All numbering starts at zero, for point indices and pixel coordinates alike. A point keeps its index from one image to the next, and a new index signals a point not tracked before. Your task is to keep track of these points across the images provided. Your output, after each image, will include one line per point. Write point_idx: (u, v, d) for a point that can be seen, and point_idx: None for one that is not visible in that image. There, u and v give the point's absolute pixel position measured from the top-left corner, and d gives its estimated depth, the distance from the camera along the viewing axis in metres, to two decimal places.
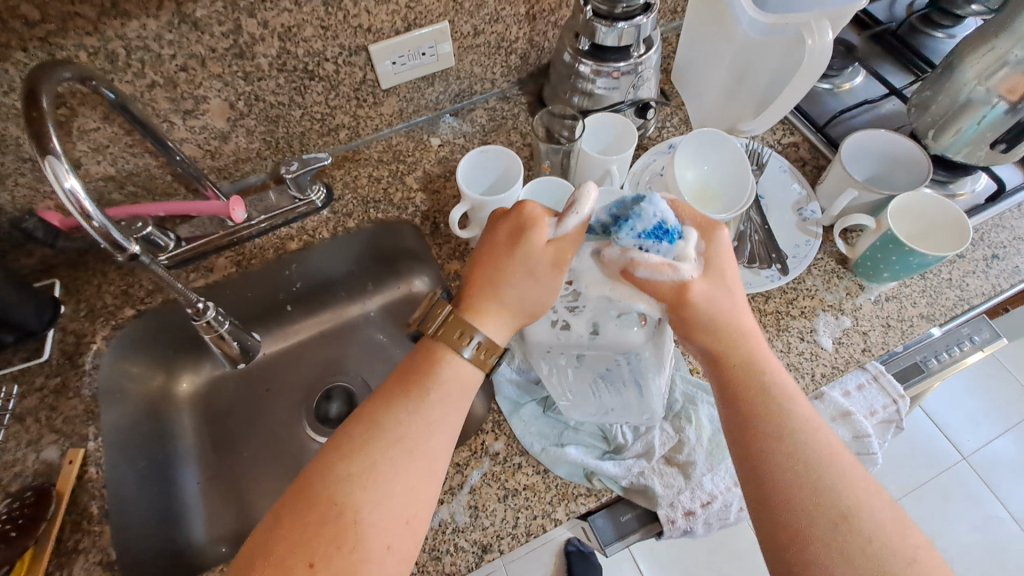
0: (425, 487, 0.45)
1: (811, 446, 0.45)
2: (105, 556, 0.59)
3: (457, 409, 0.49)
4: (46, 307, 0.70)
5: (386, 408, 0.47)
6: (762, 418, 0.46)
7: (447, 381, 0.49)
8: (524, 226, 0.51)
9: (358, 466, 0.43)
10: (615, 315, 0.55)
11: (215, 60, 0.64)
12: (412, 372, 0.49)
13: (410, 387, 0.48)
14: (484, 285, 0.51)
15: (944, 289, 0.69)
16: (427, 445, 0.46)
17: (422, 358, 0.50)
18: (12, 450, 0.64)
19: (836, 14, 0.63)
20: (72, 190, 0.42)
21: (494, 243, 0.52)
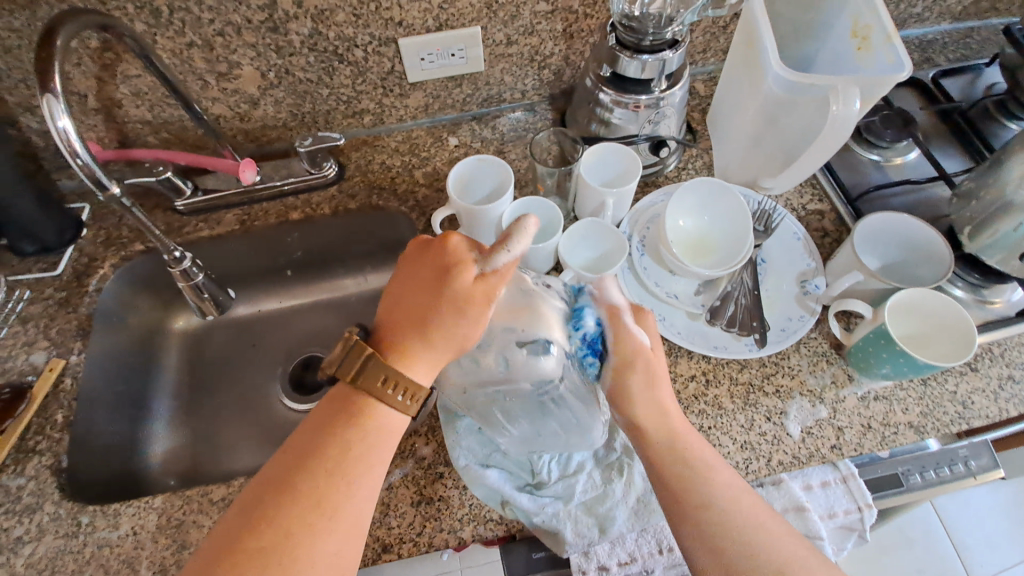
0: (348, 540, 0.45)
1: (732, 507, 0.48)
2: (54, 461, 0.64)
3: (382, 459, 0.48)
4: (69, 227, 0.78)
5: (303, 461, 0.45)
6: (689, 477, 0.49)
7: (372, 432, 0.47)
8: (449, 261, 0.51)
9: (274, 531, 0.43)
10: (524, 348, 0.52)
11: (251, 30, 0.68)
12: (332, 424, 0.47)
13: (330, 445, 0.46)
14: (409, 321, 0.50)
15: (944, 402, 0.63)
16: (350, 502, 0.45)
17: (343, 408, 0.48)
18: (10, 347, 0.71)
19: (875, 83, 0.60)
20: (62, 129, 0.50)
21: (421, 278, 0.51)
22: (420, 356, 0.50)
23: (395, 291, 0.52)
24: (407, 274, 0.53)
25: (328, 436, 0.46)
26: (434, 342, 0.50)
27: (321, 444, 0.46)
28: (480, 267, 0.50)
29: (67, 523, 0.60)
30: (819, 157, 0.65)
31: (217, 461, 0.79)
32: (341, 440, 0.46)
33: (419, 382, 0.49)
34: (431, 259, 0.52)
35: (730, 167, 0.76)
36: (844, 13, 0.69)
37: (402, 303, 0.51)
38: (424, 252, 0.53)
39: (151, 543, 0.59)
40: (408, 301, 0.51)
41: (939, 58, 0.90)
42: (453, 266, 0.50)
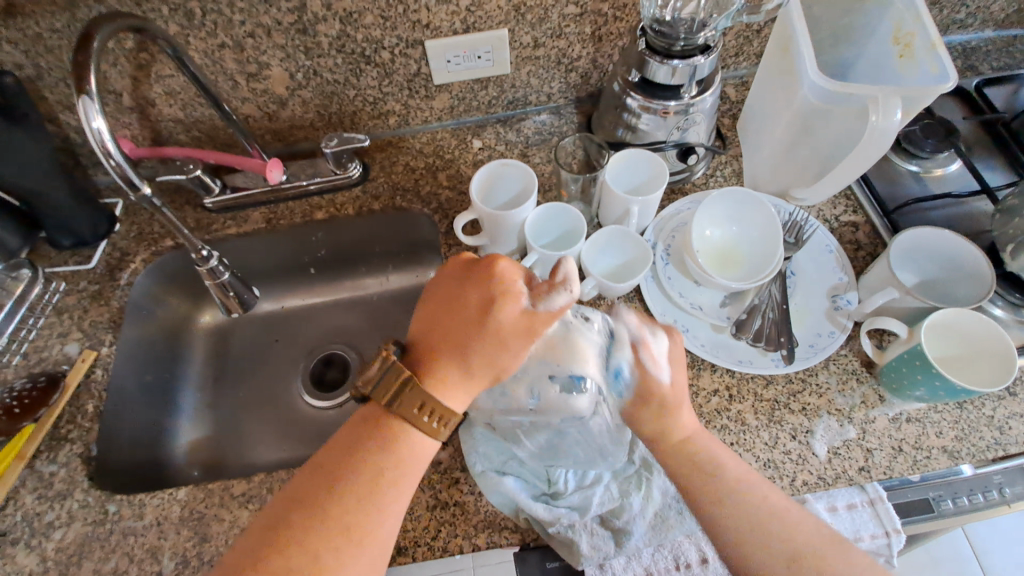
0: (372, 565, 0.46)
1: (756, 505, 0.49)
2: (85, 450, 0.66)
3: (409, 488, 0.49)
4: (103, 222, 0.80)
5: (336, 480, 0.47)
6: (705, 480, 0.51)
7: (403, 458, 0.49)
8: (496, 292, 0.52)
9: (303, 550, 0.44)
10: (555, 383, 0.54)
11: (280, 32, 0.69)
12: (366, 446, 0.49)
13: (363, 467, 0.47)
14: (451, 347, 0.51)
15: (981, 427, 0.60)
16: (377, 528, 0.46)
17: (376, 429, 0.49)
18: (46, 337, 0.74)
19: (918, 94, 0.57)
20: (97, 130, 0.51)
21: (465, 306, 0.52)
22: (458, 384, 0.51)
23: (437, 312, 0.54)
24: (448, 295, 0.54)
25: (363, 457, 0.48)
26: (473, 372, 0.51)
27: (355, 464, 0.48)
28: (529, 303, 0.52)
29: (95, 511, 0.62)
30: (855, 169, 0.63)
31: (240, 453, 0.80)
32: (374, 464, 0.48)
33: (452, 408, 0.51)
34: (476, 287, 0.53)
35: (760, 176, 0.74)
36: (886, 18, 0.67)
37: (442, 326, 0.53)
38: (469, 278, 0.54)
39: (174, 534, 0.60)
40: (449, 325, 0.52)
41: (984, 66, 0.86)
42: (499, 298, 0.51)
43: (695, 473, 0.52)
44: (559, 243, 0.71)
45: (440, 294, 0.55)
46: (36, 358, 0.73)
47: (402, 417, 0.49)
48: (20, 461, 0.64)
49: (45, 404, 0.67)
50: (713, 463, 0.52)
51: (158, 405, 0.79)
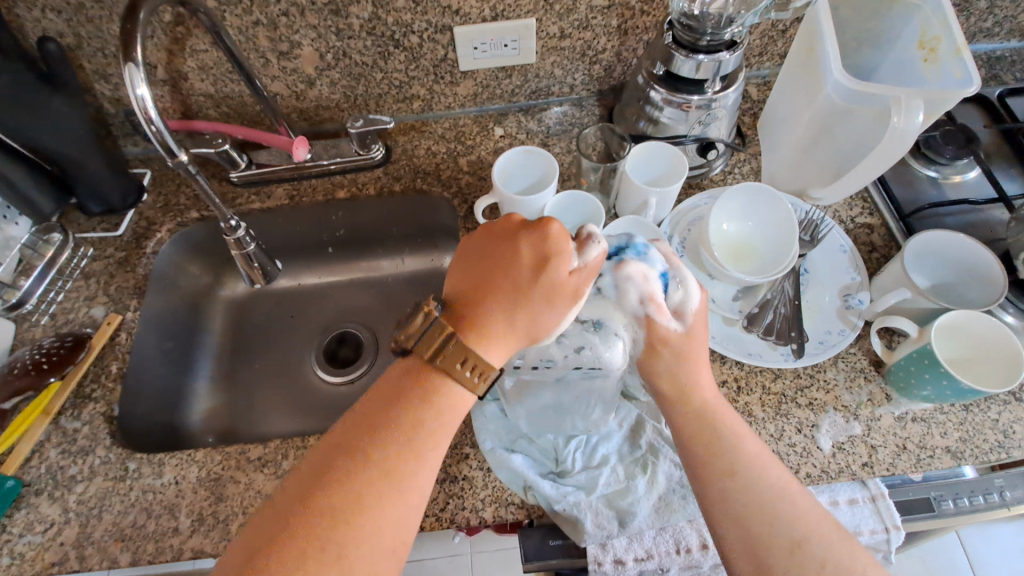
0: (408, 515, 0.45)
1: (757, 480, 0.47)
2: (107, 410, 0.69)
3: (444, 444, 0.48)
4: (131, 191, 0.82)
5: (382, 428, 0.46)
6: (715, 455, 0.49)
7: (440, 414, 0.48)
8: (551, 251, 0.49)
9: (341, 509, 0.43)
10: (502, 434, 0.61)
11: (314, 12, 0.71)
12: (398, 403, 0.48)
13: (385, 429, 0.46)
14: (499, 305, 0.49)
15: (986, 430, 0.61)
16: (415, 478, 0.46)
17: (412, 383, 0.49)
18: (74, 300, 0.76)
19: (942, 96, 0.58)
20: (141, 98, 0.52)
21: (513, 264, 0.50)
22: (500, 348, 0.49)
23: (489, 279, 0.50)
24: (491, 246, 0.52)
25: (384, 422, 0.47)
26: (530, 338, 0.50)
27: (395, 420, 0.47)
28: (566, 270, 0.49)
29: (116, 467, 0.64)
30: (873, 170, 0.63)
31: (254, 423, 0.82)
32: (396, 421, 0.47)
33: (493, 364, 0.49)
34: (528, 242, 0.50)
35: (778, 175, 0.75)
36: (913, 22, 0.67)
37: (494, 281, 0.50)
38: (522, 237, 0.50)
39: (191, 493, 0.62)
40: (494, 292, 0.49)
41: (1008, 77, 0.86)
42: (545, 254, 0.49)
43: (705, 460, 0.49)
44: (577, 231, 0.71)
45: (488, 253, 0.51)
46: (64, 319, 0.75)
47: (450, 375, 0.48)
48: (46, 416, 0.67)
49: (72, 362, 0.69)
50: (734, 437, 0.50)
51: (177, 372, 0.81)
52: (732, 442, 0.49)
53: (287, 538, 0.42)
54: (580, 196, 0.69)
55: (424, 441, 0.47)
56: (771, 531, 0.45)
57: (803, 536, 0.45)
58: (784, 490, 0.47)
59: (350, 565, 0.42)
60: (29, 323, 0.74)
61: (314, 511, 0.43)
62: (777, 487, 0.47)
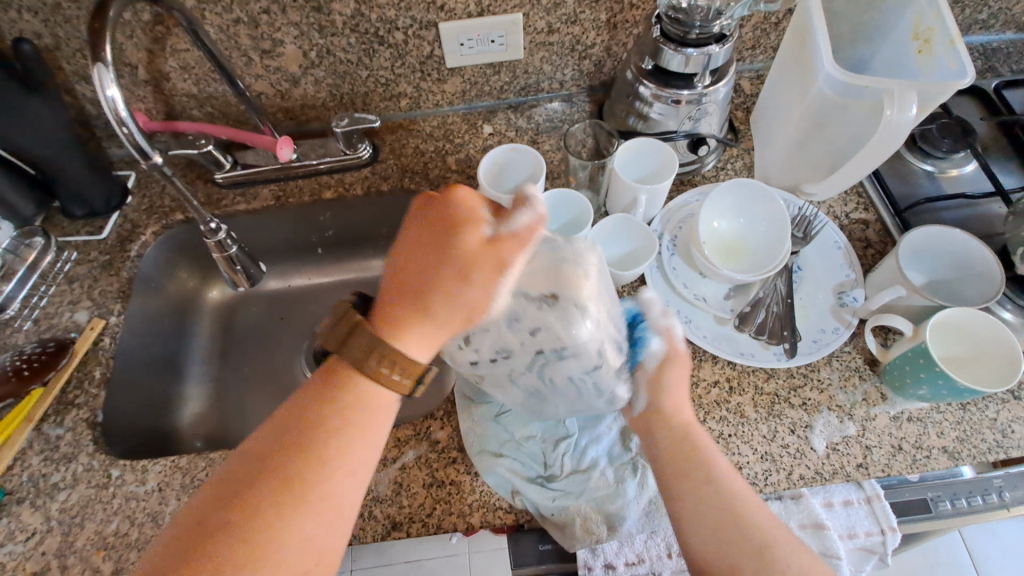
0: (325, 528, 0.44)
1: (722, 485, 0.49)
2: (91, 416, 0.68)
3: (365, 442, 0.47)
4: (115, 194, 0.81)
5: (288, 444, 0.45)
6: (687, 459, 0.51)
7: (353, 418, 0.47)
8: (456, 219, 0.50)
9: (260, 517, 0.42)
10: (485, 443, 0.60)
11: (295, 9, 0.69)
12: (308, 407, 0.47)
13: (296, 435, 0.45)
14: (411, 286, 0.49)
15: (984, 429, 0.60)
16: (329, 488, 0.45)
17: (323, 387, 0.48)
18: (57, 304, 0.75)
19: (936, 89, 0.56)
20: (112, 99, 0.51)
21: (422, 235, 0.51)
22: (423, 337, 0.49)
23: (404, 255, 0.51)
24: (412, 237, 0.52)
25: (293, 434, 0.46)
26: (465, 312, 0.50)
27: (304, 429, 0.46)
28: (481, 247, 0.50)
29: (99, 475, 0.63)
30: (867, 164, 0.62)
31: (242, 428, 0.81)
32: (305, 432, 0.46)
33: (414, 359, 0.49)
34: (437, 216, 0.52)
35: (770, 171, 0.73)
36: (906, 14, 0.66)
37: (416, 258, 0.50)
38: (431, 210, 0.52)
39: (175, 501, 0.61)
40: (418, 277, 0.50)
41: (1006, 68, 0.85)
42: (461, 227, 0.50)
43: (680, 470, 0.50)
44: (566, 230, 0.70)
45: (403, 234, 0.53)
46: (47, 324, 0.74)
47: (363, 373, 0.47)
48: (28, 423, 0.66)
49: (54, 368, 0.68)
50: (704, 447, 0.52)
51: (164, 377, 0.80)
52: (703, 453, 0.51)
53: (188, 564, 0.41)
54: (568, 194, 0.68)
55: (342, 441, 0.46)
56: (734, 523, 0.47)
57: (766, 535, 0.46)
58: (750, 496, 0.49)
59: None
60: (11, 328, 0.73)
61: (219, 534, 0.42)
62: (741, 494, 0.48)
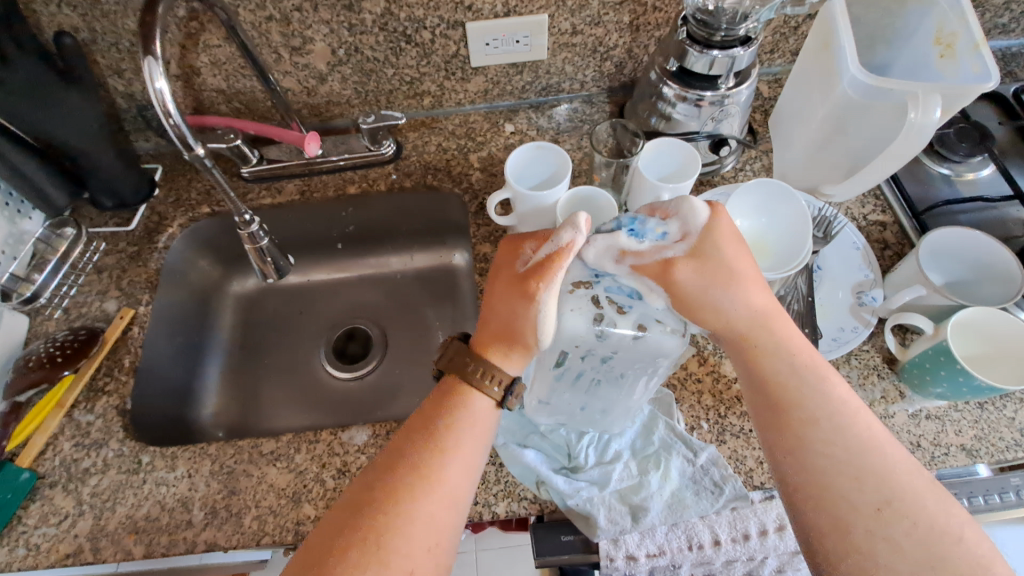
0: (442, 514, 0.47)
1: (838, 418, 0.47)
2: (121, 403, 0.69)
3: (477, 448, 0.51)
4: (143, 185, 0.83)
5: (420, 436, 0.50)
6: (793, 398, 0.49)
7: (468, 417, 0.51)
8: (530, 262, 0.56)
9: (385, 507, 0.46)
10: (512, 438, 0.61)
11: (327, 7, 0.71)
12: (432, 412, 0.52)
13: (422, 433, 0.50)
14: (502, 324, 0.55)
15: (1001, 427, 0.61)
16: (446, 477, 0.48)
17: (444, 395, 0.53)
18: (86, 293, 0.77)
19: (960, 92, 0.58)
20: (160, 91, 0.52)
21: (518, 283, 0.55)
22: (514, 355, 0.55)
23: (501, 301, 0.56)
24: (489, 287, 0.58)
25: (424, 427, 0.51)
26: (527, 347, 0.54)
27: (429, 428, 0.50)
28: (522, 265, 0.56)
29: (129, 460, 0.64)
30: (890, 166, 0.63)
31: (264, 418, 0.82)
32: (433, 426, 0.51)
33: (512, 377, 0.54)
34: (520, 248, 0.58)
35: (790, 171, 0.74)
36: (928, 18, 0.67)
37: (504, 314, 0.55)
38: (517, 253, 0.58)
39: (205, 487, 0.62)
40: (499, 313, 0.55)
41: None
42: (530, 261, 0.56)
43: (778, 406, 0.49)
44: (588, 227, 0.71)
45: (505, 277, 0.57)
46: (76, 313, 0.75)
47: (466, 380, 0.53)
48: (60, 409, 0.67)
49: (85, 356, 0.70)
50: (816, 384, 0.49)
51: (189, 367, 0.81)
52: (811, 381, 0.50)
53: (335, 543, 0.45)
54: (592, 190, 0.69)
55: (458, 443, 0.50)
56: (852, 478, 0.45)
57: (890, 495, 0.44)
58: (874, 444, 0.46)
59: (393, 555, 0.44)
60: (42, 317, 0.75)
61: (359, 510, 0.46)
62: (862, 441, 0.46)
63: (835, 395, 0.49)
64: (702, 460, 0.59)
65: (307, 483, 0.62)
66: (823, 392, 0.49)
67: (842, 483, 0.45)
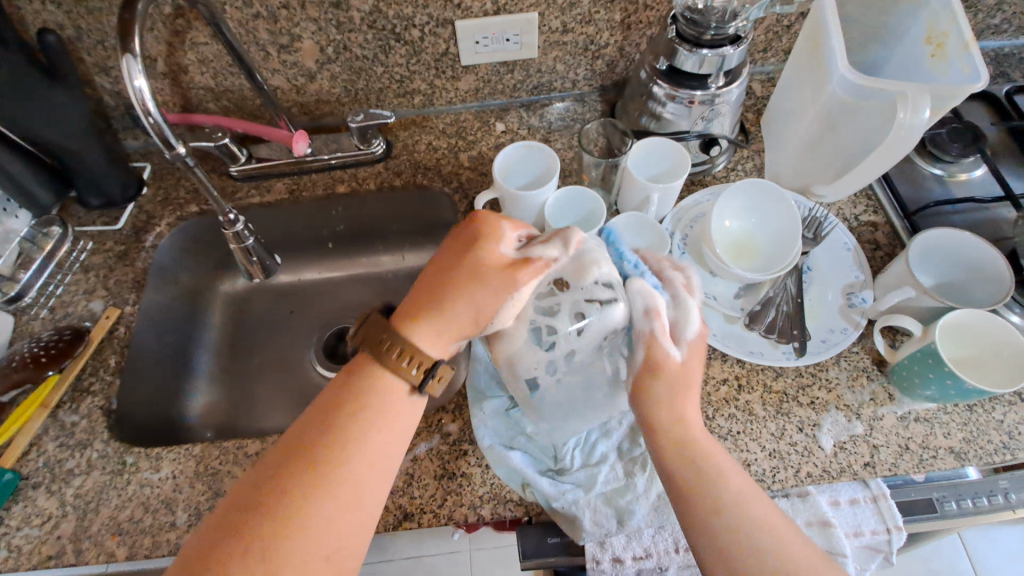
0: (344, 510, 0.46)
1: (736, 507, 0.48)
2: (106, 404, 0.68)
3: (385, 432, 0.50)
4: (131, 184, 0.82)
5: (323, 426, 0.49)
6: (704, 490, 0.49)
7: (380, 401, 0.51)
8: (481, 238, 0.55)
9: (304, 480, 0.46)
10: (500, 441, 0.61)
11: (314, 5, 0.70)
12: (338, 398, 0.50)
13: (325, 422, 0.49)
14: (436, 295, 0.54)
15: (990, 430, 0.60)
16: (349, 468, 0.47)
17: (352, 379, 0.52)
18: (73, 292, 0.76)
19: (950, 92, 0.57)
20: (139, 89, 0.52)
21: (457, 264, 0.55)
22: (442, 337, 0.54)
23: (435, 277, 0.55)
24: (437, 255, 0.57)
25: (330, 417, 0.49)
26: (471, 324, 0.54)
27: (334, 416, 0.49)
28: (472, 252, 0.55)
29: (113, 461, 0.64)
30: (879, 166, 0.62)
31: (253, 418, 0.82)
32: (339, 413, 0.49)
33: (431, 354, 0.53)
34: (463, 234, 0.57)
35: (781, 171, 0.74)
36: (919, 17, 0.66)
37: (445, 292, 0.54)
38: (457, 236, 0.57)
39: (189, 488, 0.62)
40: (438, 283, 0.54)
41: (1016, 74, 0.85)
42: (482, 241, 0.55)
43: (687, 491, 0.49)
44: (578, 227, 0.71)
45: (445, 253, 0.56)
46: (63, 313, 0.75)
47: (383, 365, 0.52)
48: (44, 410, 0.66)
49: (71, 355, 0.70)
50: (715, 471, 0.49)
51: (176, 367, 0.81)
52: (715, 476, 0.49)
53: (218, 549, 0.43)
54: (581, 189, 0.69)
55: (362, 431, 0.49)
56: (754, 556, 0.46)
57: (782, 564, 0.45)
58: (767, 523, 0.47)
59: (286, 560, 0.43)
60: (28, 316, 0.74)
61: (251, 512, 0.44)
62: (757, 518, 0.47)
63: (732, 487, 0.49)
64: None
65: None
66: (717, 476, 0.49)
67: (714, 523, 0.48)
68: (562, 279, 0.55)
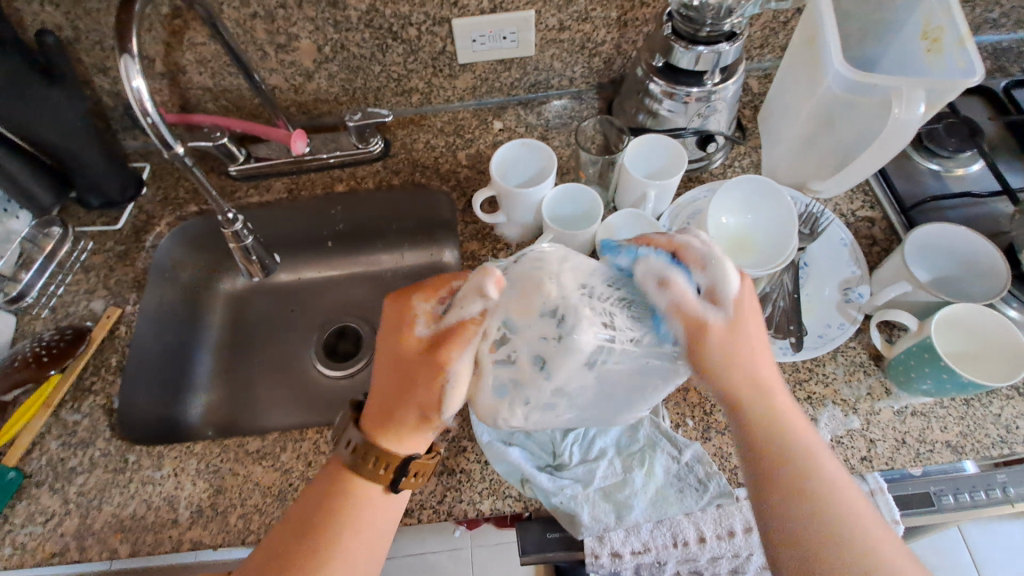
0: None
1: (825, 512, 0.46)
2: (107, 403, 0.69)
3: (372, 543, 0.52)
4: (131, 184, 0.82)
5: (320, 532, 0.50)
6: (796, 496, 0.47)
7: (370, 514, 0.52)
8: (404, 318, 0.53)
9: (318, 549, 0.50)
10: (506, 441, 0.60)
11: (311, 4, 0.71)
12: (337, 503, 0.52)
13: (324, 527, 0.51)
14: (387, 383, 0.53)
15: (987, 424, 0.61)
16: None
17: (349, 487, 0.52)
18: (74, 292, 0.77)
19: (944, 86, 0.57)
20: (137, 89, 0.52)
21: (396, 345, 0.53)
22: (407, 442, 0.54)
23: (387, 373, 0.53)
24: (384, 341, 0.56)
25: (328, 519, 0.51)
26: (424, 415, 0.52)
27: (331, 522, 0.51)
28: (412, 332, 0.52)
29: (115, 459, 0.64)
30: (875, 161, 0.63)
31: (253, 416, 0.82)
32: (335, 521, 0.51)
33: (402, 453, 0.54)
34: (392, 312, 0.55)
35: (778, 168, 0.74)
36: (915, 13, 0.66)
37: (391, 384, 0.53)
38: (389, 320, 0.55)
39: (190, 485, 0.62)
40: (389, 378, 0.53)
41: (1013, 68, 0.85)
42: (409, 320, 0.53)
43: (789, 498, 0.47)
44: (574, 224, 0.71)
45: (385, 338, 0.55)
46: (64, 313, 0.75)
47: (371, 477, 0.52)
48: (46, 409, 0.67)
49: (72, 355, 0.70)
50: (787, 444, 0.49)
51: (178, 366, 0.81)
52: (805, 459, 0.48)
53: None
54: (578, 185, 0.69)
55: (351, 541, 0.51)
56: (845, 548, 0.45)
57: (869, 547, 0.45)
58: (836, 486, 0.47)
59: None
60: (30, 316, 0.75)
61: None
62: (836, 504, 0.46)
63: (825, 475, 0.47)
64: (686, 458, 0.59)
65: (293, 481, 0.62)
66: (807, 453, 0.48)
67: (832, 555, 0.45)
68: (511, 322, 0.48)
